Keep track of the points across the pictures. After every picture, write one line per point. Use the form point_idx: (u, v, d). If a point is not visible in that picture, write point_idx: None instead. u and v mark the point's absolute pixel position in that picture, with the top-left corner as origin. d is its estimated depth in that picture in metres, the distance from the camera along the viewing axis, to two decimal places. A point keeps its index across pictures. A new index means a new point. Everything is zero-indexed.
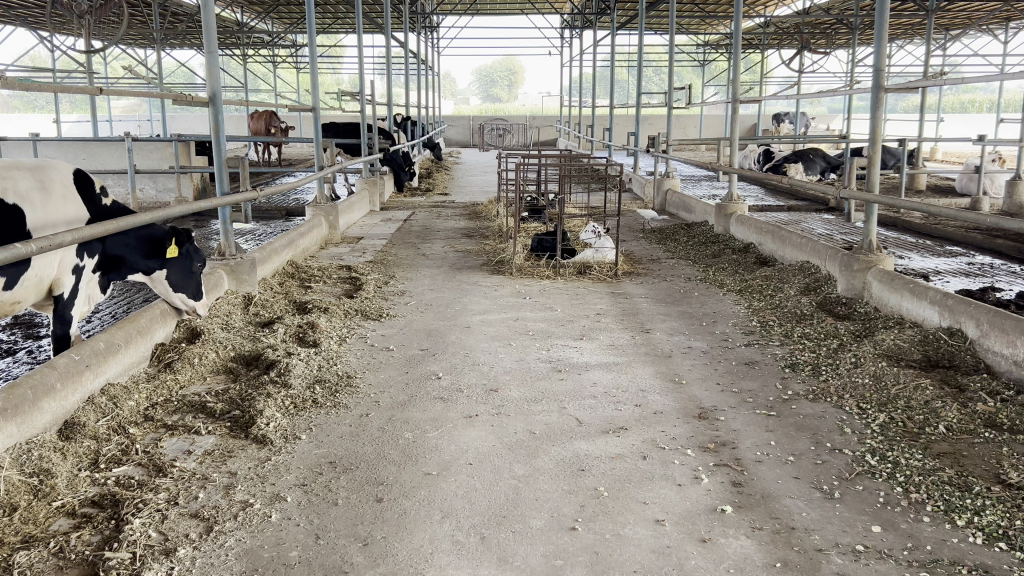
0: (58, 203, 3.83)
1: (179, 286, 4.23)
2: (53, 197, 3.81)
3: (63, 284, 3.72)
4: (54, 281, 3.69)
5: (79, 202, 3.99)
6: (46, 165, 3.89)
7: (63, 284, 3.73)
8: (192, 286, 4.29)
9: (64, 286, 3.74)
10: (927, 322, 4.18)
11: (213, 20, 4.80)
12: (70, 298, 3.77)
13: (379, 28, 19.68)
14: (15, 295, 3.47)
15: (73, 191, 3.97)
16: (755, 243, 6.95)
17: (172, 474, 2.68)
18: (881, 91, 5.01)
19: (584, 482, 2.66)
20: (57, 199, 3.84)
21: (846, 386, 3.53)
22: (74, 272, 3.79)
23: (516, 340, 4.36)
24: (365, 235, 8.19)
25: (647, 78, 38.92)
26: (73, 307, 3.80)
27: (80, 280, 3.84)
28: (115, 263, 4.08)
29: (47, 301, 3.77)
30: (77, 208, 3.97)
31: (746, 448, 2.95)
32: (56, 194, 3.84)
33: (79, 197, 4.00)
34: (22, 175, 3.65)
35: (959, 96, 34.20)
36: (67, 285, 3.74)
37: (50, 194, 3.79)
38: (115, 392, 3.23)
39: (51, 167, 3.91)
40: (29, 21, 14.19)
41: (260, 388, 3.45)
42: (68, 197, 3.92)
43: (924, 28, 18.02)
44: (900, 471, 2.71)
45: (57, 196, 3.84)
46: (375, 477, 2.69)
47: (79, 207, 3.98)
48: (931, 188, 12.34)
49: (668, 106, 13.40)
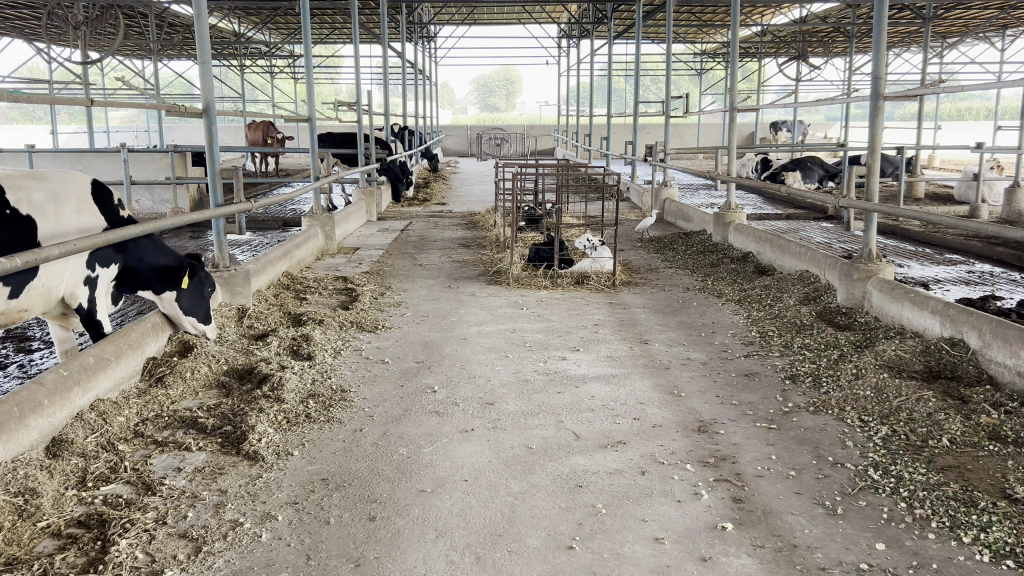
0: (71, 215, 3.80)
1: (188, 309, 4.14)
2: (66, 208, 3.78)
3: (78, 296, 3.74)
4: (68, 293, 3.69)
5: (96, 214, 3.97)
6: (60, 176, 3.87)
7: (78, 296, 3.75)
8: (202, 310, 4.20)
9: (80, 298, 3.76)
10: (928, 332, 4.13)
11: (206, 29, 4.75)
12: (89, 308, 3.81)
13: (376, 39, 19.68)
14: (22, 304, 3.42)
15: (89, 202, 3.96)
16: (754, 252, 6.91)
17: (161, 492, 2.63)
18: (879, 99, 4.97)
19: (582, 499, 2.60)
20: (71, 210, 3.81)
21: (848, 399, 3.48)
22: (87, 283, 3.79)
23: (514, 351, 4.30)
24: (362, 246, 8.15)
25: (645, 86, 39.04)
26: (99, 312, 3.88)
27: (95, 290, 3.85)
28: (127, 275, 4.09)
29: (63, 310, 3.80)
30: (95, 218, 3.95)
31: (747, 462, 2.89)
32: (70, 206, 3.81)
33: (95, 208, 3.99)
34: (35, 186, 3.61)
35: (957, 103, 34.24)
36: (82, 296, 3.76)
37: (63, 206, 3.76)
38: (105, 408, 3.18)
39: (67, 177, 3.90)
40: (26, 32, 14.15)
41: (254, 402, 3.39)
42: (83, 208, 3.89)
43: (922, 36, 18.00)
44: (904, 485, 2.66)
45: (70, 207, 3.81)
46: (368, 494, 2.63)
47: (97, 217, 3.97)
48: (930, 196, 12.30)
49: (667, 115, 13.17)
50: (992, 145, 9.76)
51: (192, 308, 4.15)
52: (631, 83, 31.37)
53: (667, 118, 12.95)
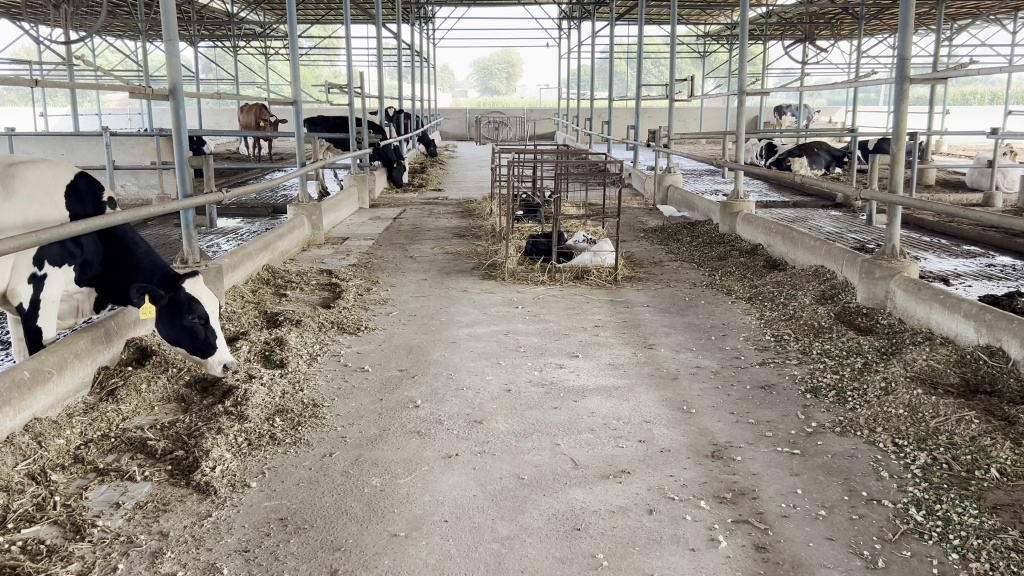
0: (18, 204, 3.39)
1: (177, 339, 3.48)
2: (13, 194, 3.38)
3: (19, 295, 3.35)
4: (6, 290, 3.32)
5: (60, 206, 3.55)
6: (27, 161, 3.49)
7: (19, 295, 3.35)
8: (195, 343, 3.47)
9: (21, 297, 3.36)
10: (960, 338, 3.76)
11: (172, 4, 4.33)
12: (32, 310, 3.39)
13: (372, 19, 19.16)
14: None
15: (55, 193, 3.54)
16: (764, 244, 6.53)
17: (91, 537, 2.26)
18: (905, 80, 4.54)
19: (579, 547, 2.24)
20: (21, 198, 3.40)
21: (877, 418, 3.10)
22: (33, 281, 3.39)
23: (506, 358, 3.93)
24: (351, 236, 7.75)
25: (646, 70, 38.70)
26: (41, 318, 3.43)
27: (43, 290, 3.43)
28: (104, 284, 3.70)
29: (13, 311, 3.44)
30: (56, 213, 3.52)
31: (770, 497, 2.53)
32: (21, 193, 3.40)
33: (64, 201, 3.58)
34: None
35: (962, 87, 33.76)
36: (24, 295, 3.36)
37: (10, 194, 3.37)
38: (42, 429, 2.81)
39: (38, 163, 3.52)
40: (8, 9, 13.63)
41: (213, 421, 3.03)
42: (43, 201, 3.48)
43: (931, 17, 17.49)
44: (954, 531, 2.29)
45: (21, 196, 3.40)
46: (332, 540, 2.27)
47: (62, 212, 3.55)
48: (942, 184, 11.92)
49: (671, 99, 12.08)
50: (1008, 130, 9.36)
51: (181, 338, 3.47)
52: (632, 68, 30.86)
53: (671, 102, 12.32)
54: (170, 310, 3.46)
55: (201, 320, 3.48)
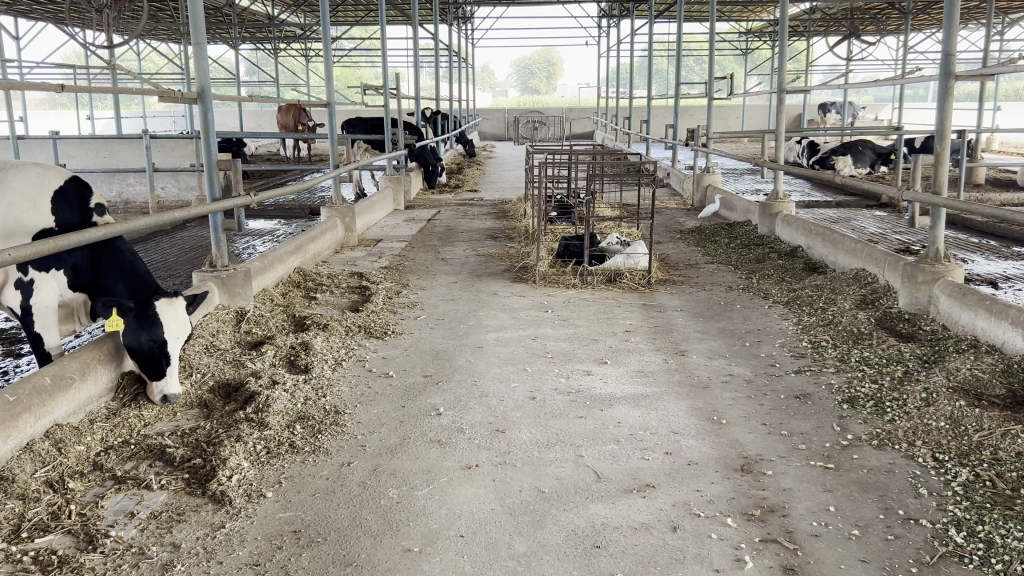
0: None
1: (134, 356, 3.30)
2: None
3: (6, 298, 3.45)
4: None
5: (44, 211, 3.57)
6: (15, 167, 3.60)
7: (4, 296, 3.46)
8: (150, 365, 3.27)
9: (11, 302, 3.45)
10: (1008, 346, 3.59)
11: (200, 6, 4.33)
12: (24, 315, 3.47)
13: (410, 20, 19.19)
14: None
15: (39, 195, 3.58)
16: (804, 246, 6.36)
17: (102, 548, 2.23)
18: (949, 77, 4.36)
19: (598, 566, 2.16)
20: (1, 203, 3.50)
21: (917, 431, 2.96)
22: (20, 287, 3.45)
23: (533, 364, 3.85)
24: (384, 237, 7.74)
25: (688, 69, 38.31)
26: (37, 324, 3.47)
27: (32, 296, 3.46)
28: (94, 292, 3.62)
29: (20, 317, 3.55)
30: (40, 217, 3.56)
31: (799, 516, 2.42)
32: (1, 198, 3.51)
33: (50, 205, 3.60)
34: None
35: (1015, 83, 32.86)
36: (12, 301, 3.45)
37: None
38: (63, 435, 2.81)
39: (28, 169, 3.62)
40: (54, 16, 13.90)
41: (233, 428, 3.00)
42: (25, 205, 3.54)
43: (982, 11, 17.01)
44: (998, 554, 2.16)
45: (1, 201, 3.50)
46: (345, 554, 2.22)
47: (46, 216, 3.58)
48: (992, 182, 11.59)
49: (711, 97, 11.74)
50: None
51: (137, 356, 3.28)
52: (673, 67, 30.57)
53: (711, 100, 12.04)
54: (134, 325, 3.28)
55: (157, 342, 3.28)
